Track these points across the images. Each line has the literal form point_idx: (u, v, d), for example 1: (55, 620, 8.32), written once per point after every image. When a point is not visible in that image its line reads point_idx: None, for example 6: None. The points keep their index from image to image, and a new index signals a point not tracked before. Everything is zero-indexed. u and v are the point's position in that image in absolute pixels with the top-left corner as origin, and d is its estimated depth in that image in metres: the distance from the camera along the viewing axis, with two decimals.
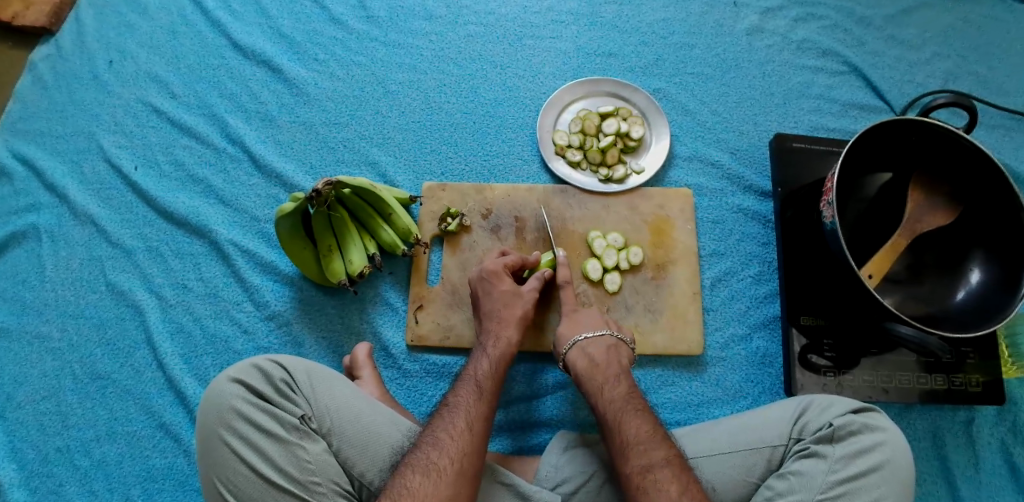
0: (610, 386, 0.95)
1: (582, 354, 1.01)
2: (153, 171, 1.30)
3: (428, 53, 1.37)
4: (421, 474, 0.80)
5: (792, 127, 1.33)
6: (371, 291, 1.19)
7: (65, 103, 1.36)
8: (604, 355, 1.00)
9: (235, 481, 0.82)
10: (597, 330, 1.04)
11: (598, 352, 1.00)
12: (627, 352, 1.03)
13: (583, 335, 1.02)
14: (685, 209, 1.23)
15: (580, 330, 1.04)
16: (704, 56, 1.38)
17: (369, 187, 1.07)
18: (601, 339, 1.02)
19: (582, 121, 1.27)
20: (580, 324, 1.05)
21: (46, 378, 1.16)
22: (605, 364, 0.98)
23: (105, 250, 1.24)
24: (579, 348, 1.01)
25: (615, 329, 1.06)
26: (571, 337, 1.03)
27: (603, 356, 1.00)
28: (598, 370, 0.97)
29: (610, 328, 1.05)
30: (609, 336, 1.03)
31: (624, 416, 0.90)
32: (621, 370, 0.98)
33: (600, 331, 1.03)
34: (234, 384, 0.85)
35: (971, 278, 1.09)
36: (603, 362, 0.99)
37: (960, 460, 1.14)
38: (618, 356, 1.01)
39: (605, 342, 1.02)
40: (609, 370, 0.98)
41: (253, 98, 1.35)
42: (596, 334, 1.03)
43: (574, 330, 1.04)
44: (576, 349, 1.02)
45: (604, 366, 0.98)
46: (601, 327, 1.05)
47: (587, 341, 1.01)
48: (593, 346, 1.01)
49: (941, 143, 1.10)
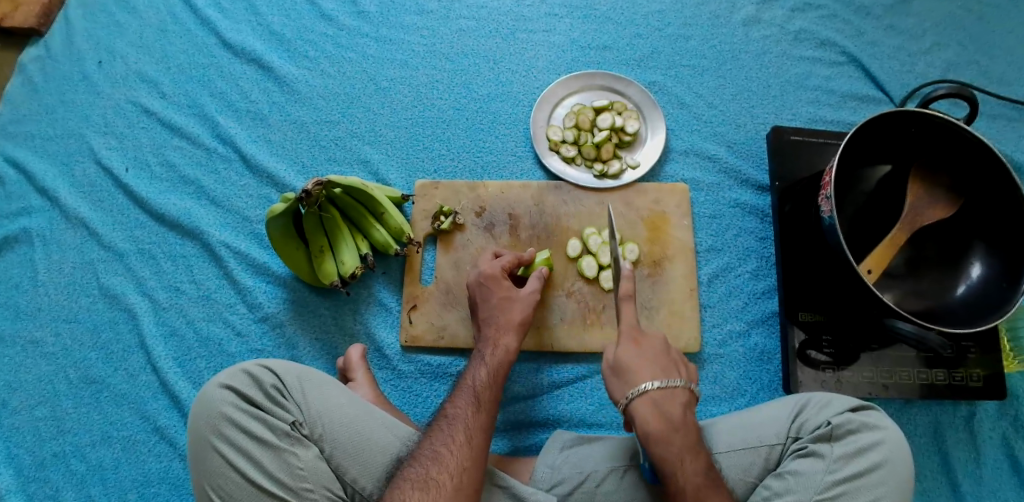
0: (689, 459, 0.82)
1: (654, 410, 0.85)
2: (144, 173, 1.29)
3: (420, 49, 1.35)
4: (420, 490, 0.79)
5: (789, 119, 1.31)
6: (365, 291, 1.18)
7: (55, 105, 1.34)
8: (678, 414, 0.85)
9: (227, 488, 0.81)
10: (672, 380, 0.87)
11: (674, 412, 0.85)
12: (695, 399, 0.89)
13: (654, 386, 0.86)
14: (682, 205, 1.21)
15: (648, 377, 0.87)
16: (699, 48, 1.36)
17: (361, 187, 1.05)
18: (675, 393, 0.86)
19: (576, 116, 1.25)
20: (648, 366, 0.88)
21: (40, 384, 1.16)
22: (682, 428, 0.84)
23: (97, 253, 1.23)
24: (651, 403, 0.85)
25: (682, 370, 0.90)
26: (640, 383, 0.86)
27: (679, 418, 0.85)
28: (676, 437, 0.83)
29: (678, 372, 0.89)
30: (683, 387, 0.87)
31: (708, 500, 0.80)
32: (697, 434, 0.85)
33: (673, 380, 0.87)
34: (224, 391, 0.84)
35: (972, 273, 1.08)
36: (681, 426, 0.84)
37: (962, 456, 1.13)
38: (692, 413, 0.86)
39: (682, 398, 0.86)
40: (687, 435, 0.84)
41: (244, 96, 1.33)
42: (671, 384, 0.86)
43: (642, 374, 0.87)
44: (645, 402, 0.85)
45: (681, 431, 0.84)
46: (672, 373, 0.88)
47: (662, 397, 0.85)
48: (667, 403, 0.85)
49: (941, 134, 1.08)
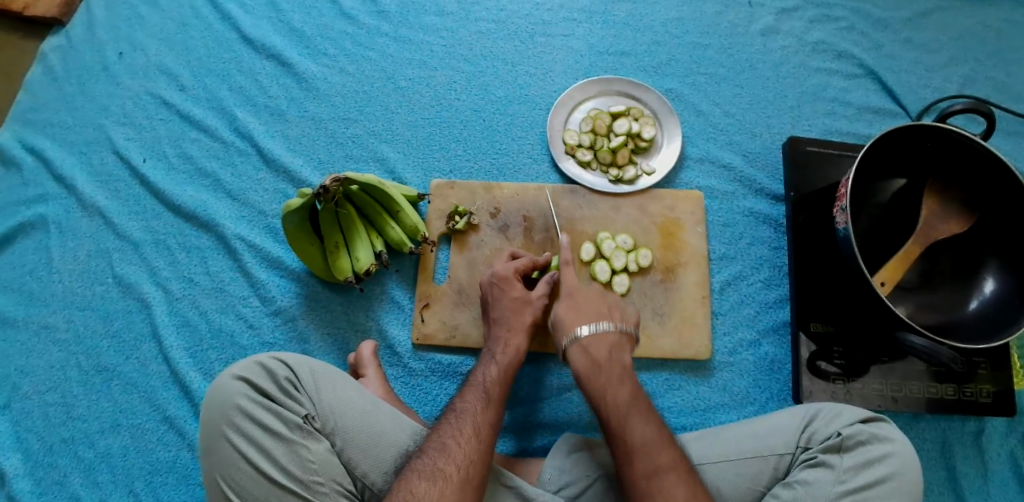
0: (614, 388, 0.89)
1: (583, 351, 0.94)
2: (162, 164, 1.30)
3: (439, 49, 1.36)
4: (427, 480, 0.80)
5: (805, 130, 1.31)
6: (377, 288, 1.18)
7: (75, 94, 1.35)
8: (606, 353, 0.93)
9: (238, 479, 0.81)
10: (599, 324, 0.96)
11: (600, 351, 0.93)
12: (630, 346, 0.96)
13: (585, 331, 0.95)
14: (696, 212, 1.21)
15: (581, 323, 0.96)
16: (717, 56, 1.36)
17: (376, 184, 1.06)
18: (603, 336, 0.95)
19: (593, 120, 1.25)
20: (582, 313, 0.98)
21: (52, 369, 1.16)
22: (607, 365, 0.92)
23: (113, 242, 1.24)
24: (580, 345, 0.94)
25: (617, 318, 0.98)
26: (572, 329, 0.96)
27: (605, 355, 0.93)
28: (601, 372, 0.91)
29: (612, 319, 0.97)
30: (612, 330, 0.95)
31: (630, 421, 0.85)
32: (624, 371, 0.92)
33: (602, 325, 0.95)
34: (238, 382, 0.84)
35: (985, 288, 1.08)
36: (606, 363, 0.92)
37: (969, 471, 1.13)
38: (621, 355, 0.94)
39: (609, 339, 0.94)
40: (612, 370, 0.91)
41: (262, 92, 1.34)
42: (599, 328, 0.95)
43: (575, 320, 0.97)
44: (577, 346, 0.94)
45: (607, 367, 0.91)
46: (603, 319, 0.97)
47: (589, 338, 0.94)
48: (595, 343, 0.94)
49: (956, 149, 1.08)
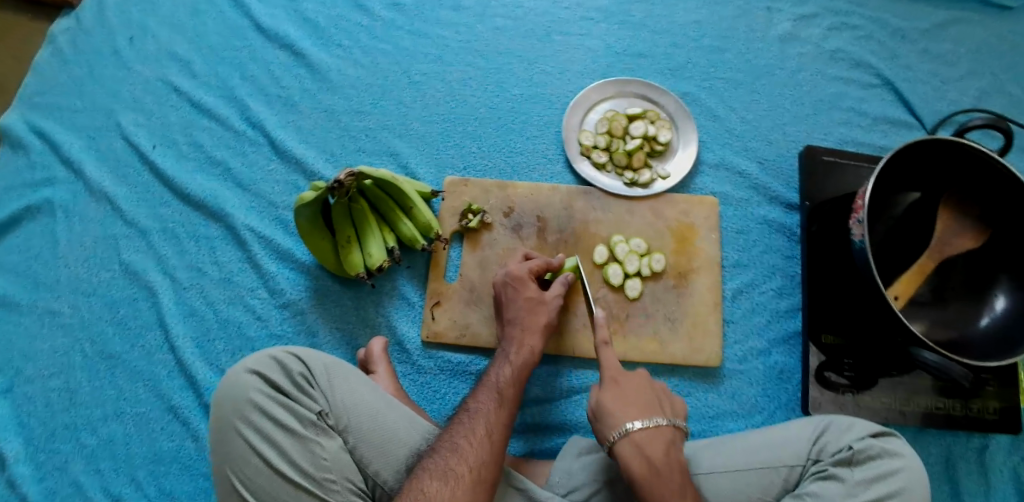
0: (677, 500, 0.81)
1: (637, 452, 0.85)
2: (171, 150, 1.28)
3: (455, 44, 1.35)
4: (438, 480, 0.79)
5: (821, 139, 1.31)
6: (388, 284, 1.17)
7: (84, 77, 1.33)
8: (663, 454, 0.85)
9: (248, 474, 0.80)
10: (654, 421, 0.88)
11: (656, 452, 0.85)
12: (682, 442, 0.89)
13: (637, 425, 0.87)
14: (710, 217, 1.21)
15: (631, 417, 0.88)
16: (734, 61, 1.35)
17: (391, 180, 1.05)
18: (658, 431, 0.87)
19: (610, 122, 1.24)
20: (632, 406, 0.90)
21: (55, 355, 1.15)
22: (666, 468, 0.84)
23: (120, 228, 1.23)
24: (634, 444, 0.86)
25: (668, 411, 0.92)
26: (622, 423, 0.88)
27: (664, 458, 0.85)
28: (661, 475, 0.83)
29: (663, 413, 0.91)
30: (665, 425, 0.88)
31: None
32: (683, 474, 0.85)
33: (656, 420, 0.88)
34: (251, 377, 0.84)
35: (998, 305, 1.08)
36: (664, 466, 0.84)
37: (972, 486, 1.13)
38: (677, 454, 0.87)
39: (662, 434, 0.87)
40: (672, 475, 0.83)
41: (275, 81, 1.32)
42: (653, 426, 0.87)
43: (624, 416, 0.89)
44: (629, 442, 0.86)
45: (666, 471, 0.83)
46: (656, 415, 0.89)
47: (644, 436, 0.86)
48: (651, 444, 0.86)
49: (975, 164, 1.07)
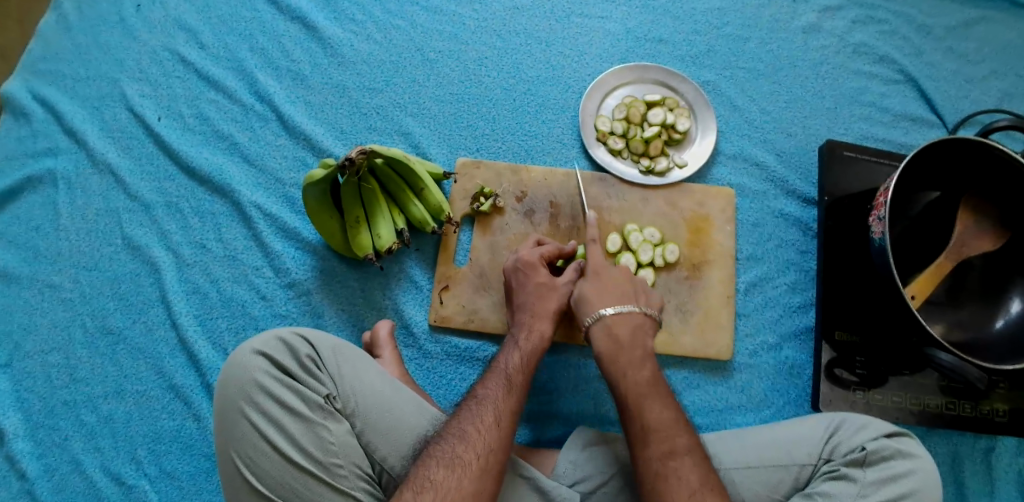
0: (632, 368, 0.90)
1: (606, 329, 0.94)
2: (177, 123, 1.25)
3: (470, 23, 1.31)
4: (445, 468, 0.77)
5: (841, 133, 1.28)
6: (396, 267, 1.15)
7: (88, 45, 1.29)
8: (630, 335, 0.94)
9: (254, 458, 0.78)
10: (624, 306, 0.96)
11: (623, 333, 0.94)
12: (653, 329, 0.97)
13: (610, 311, 0.95)
14: (726, 209, 1.19)
15: (605, 304, 0.96)
16: (756, 51, 1.32)
17: (402, 159, 1.02)
18: (627, 317, 0.95)
19: (627, 108, 1.22)
20: (608, 295, 0.98)
21: (55, 329, 1.13)
22: (630, 346, 0.93)
23: (123, 202, 1.20)
24: (603, 324, 0.95)
25: (642, 302, 0.99)
26: (595, 309, 0.96)
27: (629, 337, 0.93)
28: (622, 352, 0.92)
29: (636, 302, 0.98)
30: (636, 313, 0.96)
31: (645, 402, 0.86)
32: (645, 352, 0.92)
33: (626, 307, 0.96)
34: (259, 357, 0.82)
35: (1013, 308, 1.06)
36: (628, 344, 0.93)
37: (977, 488, 1.13)
38: (643, 337, 0.94)
39: (631, 320, 0.95)
40: (634, 352, 0.92)
41: (285, 55, 1.29)
42: (625, 310, 0.96)
43: (601, 299, 0.97)
44: (601, 324, 0.95)
45: (628, 348, 0.92)
46: (628, 303, 0.97)
47: (614, 319, 0.94)
48: (619, 324, 0.94)
49: (997, 165, 1.05)
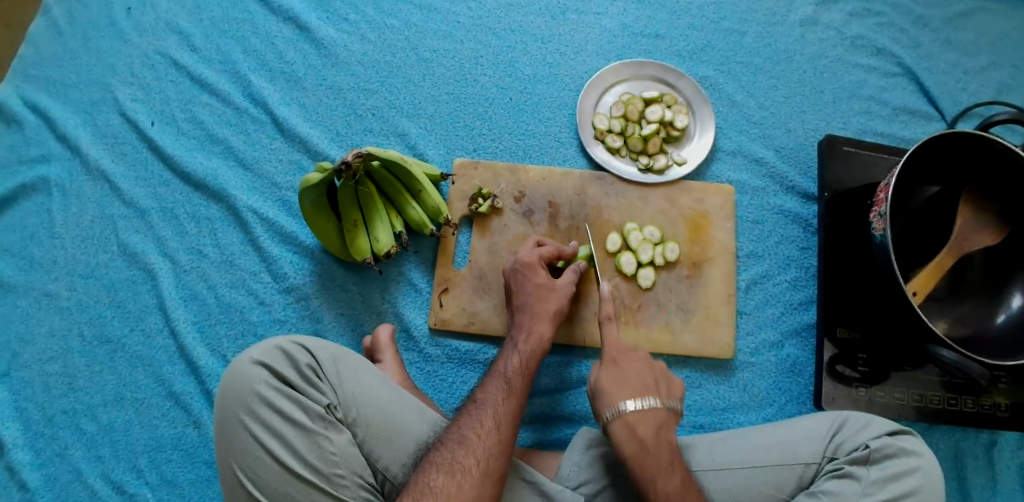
0: (662, 475, 0.83)
1: (629, 430, 0.86)
2: (170, 128, 1.23)
3: (465, 21, 1.30)
4: (445, 474, 0.77)
5: (840, 128, 1.27)
6: (394, 270, 1.14)
7: (79, 50, 1.28)
8: (653, 433, 0.86)
9: (254, 469, 0.78)
10: (648, 399, 0.88)
11: (648, 432, 0.86)
12: (660, 370, 0.93)
13: (631, 407, 0.87)
14: (726, 206, 1.18)
15: (627, 398, 0.88)
16: (754, 45, 1.31)
17: (399, 162, 1.01)
18: (650, 414, 0.87)
19: (625, 105, 1.21)
20: (628, 388, 0.89)
21: (53, 338, 1.12)
22: (654, 447, 0.85)
23: (118, 208, 1.19)
24: (626, 424, 0.86)
25: (665, 394, 0.90)
26: (616, 405, 0.88)
27: (654, 437, 0.86)
28: (649, 455, 0.84)
29: (660, 395, 0.89)
30: (660, 409, 0.88)
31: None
32: (671, 454, 0.85)
33: (650, 401, 0.87)
34: (258, 367, 0.81)
35: (1014, 303, 1.06)
36: (653, 445, 0.85)
37: (978, 482, 1.13)
38: (669, 434, 0.87)
39: (656, 417, 0.87)
40: (660, 453, 0.84)
41: (278, 56, 1.27)
42: (648, 408, 0.87)
43: (621, 396, 0.88)
44: (621, 422, 0.87)
45: (654, 449, 0.85)
46: (650, 396, 0.88)
47: (636, 418, 0.86)
48: (641, 423, 0.86)
49: (997, 159, 1.05)
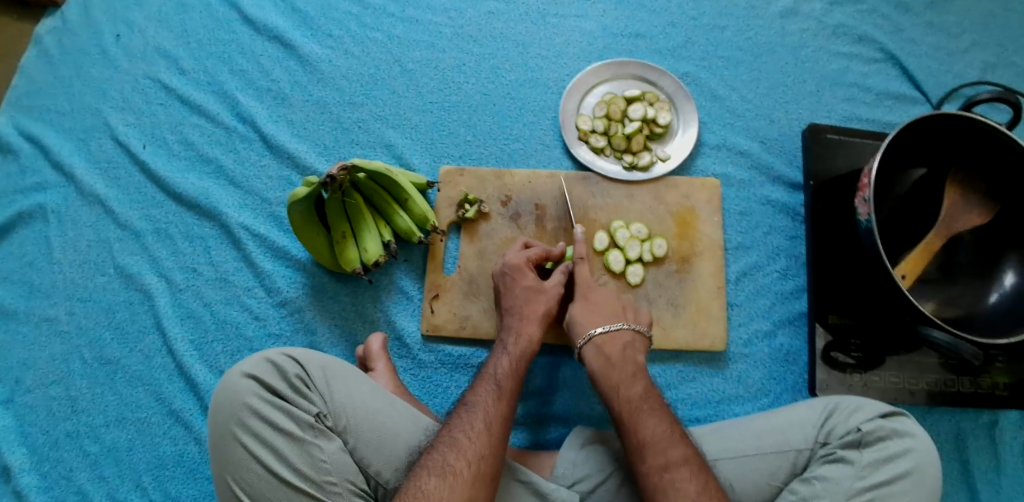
0: (626, 384, 0.90)
1: (598, 352, 0.95)
2: (162, 150, 1.26)
3: (447, 30, 1.31)
4: (437, 477, 0.77)
5: (824, 116, 1.28)
6: (385, 279, 1.16)
7: (71, 78, 1.30)
8: (620, 352, 0.95)
9: (248, 480, 0.80)
10: (614, 323, 0.98)
11: (615, 349, 0.95)
12: (642, 346, 0.98)
13: (599, 329, 0.97)
14: (712, 200, 1.18)
15: (594, 323, 0.98)
16: (734, 39, 1.32)
17: (385, 172, 1.02)
18: (617, 333, 0.96)
19: (607, 105, 1.21)
20: (596, 314, 0.99)
21: (55, 362, 1.14)
22: (621, 362, 0.93)
23: (114, 231, 1.21)
24: (595, 345, 0.96)
25: (631, 318, 1.00)
26: (585, 328, 0.98)
27: (620, 353, 0.94)
28: (614, 368, 0.92)
29: (626, 319, 1.00)
30: (626, 329, 0.97)
31: (640, 415, 0.86)
32: (637, 368, 0.93)
33: (615, 325, 0.97)
34: (248, 380, 0.82)
35: (1006, 281, 1.06)
36: (620, 361, 0.93)
37: (981, 463, 1.12)
38: (635, 353, 0.95)
39: (623, 338, 0.96)
40: (625, 368, 0.92)
41: (265, 75, 1.29)
42: (614, 328, 0.97)
43: (590, 320, 0.98)
44: (592, 345, 0.96)
45: (620, 365, 0.93)
46: (617, 320, 0.99)
47: (605, 338, 0.95)
48: (609, 343, 0.95)
49: (982, 139, 1.05)
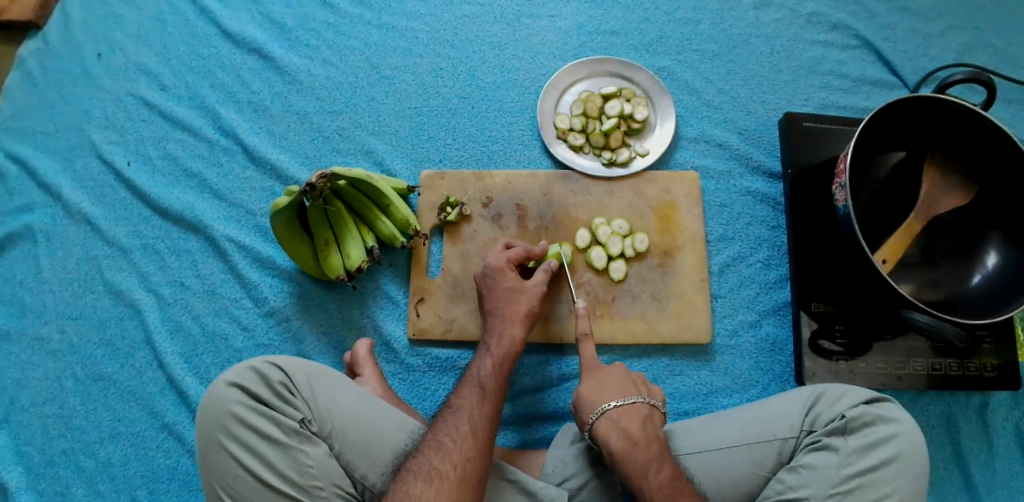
0: (653, 467, 0.86)
1: (615, 426, 0.90)
2: (146, 166, 1.27)
3: (423, 35, 1.32)
4: (423, 481, 0.78)
5: (801, 105, 1.28)
6: (371, 285, 1.17)
7: (55, 99, 1.32)
8: (638, 428, 0.90)
9: (235, 487, 0.81)
10: (628, 397, 0.93)
11: (633, 426, 0.90)
12: (659, 419, 0.94)
13: (613, 404, 0.92)
14: (692, 193, 1.19)
15: (608, 399, 0.93)
16: (709, 32, 1.32)
17: (365, 179, 1.03)
18: (633, 408, 0.92)
19: (584, 103, 1.22)
20: (610, 390, 0.94)
21: (48, 380, 1.15)
22: (643, 441, 0.88)
23: (101, 248, 1.22)
24: (611, 420, 0.90)
25: (644, 392, 0.96)
26: (600, 405, 0.92)
27: (640, 431, 0.89)
28: (637, 448, 0.87)
29: (639, 392, 0.95)
30: (642, 403, 0.93)
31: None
32: (660, 446, 0.89)
33: (631, 397, 0.93)
34: (233, 389, 0.83)
35: (988, 261, 1.06)
36: (641, 439, 0.89)
37: (973, 444, 1.12)
38: (654, 428, 0.91)
39: (640, 412, 0.92)
40: (648, 447, 0.88)
41: (245, 87, 1.31)
42: (629, 402, 0.92)
43: (604, 397, 0.93)
44: (607, 421, 0.90)
45: (642, 442, 0.88)
46: (631, 393, 0.94)
47: (623, 414, 0.90)
48: (626, 418, 0.91)
49: (957, 121, 1.06)
